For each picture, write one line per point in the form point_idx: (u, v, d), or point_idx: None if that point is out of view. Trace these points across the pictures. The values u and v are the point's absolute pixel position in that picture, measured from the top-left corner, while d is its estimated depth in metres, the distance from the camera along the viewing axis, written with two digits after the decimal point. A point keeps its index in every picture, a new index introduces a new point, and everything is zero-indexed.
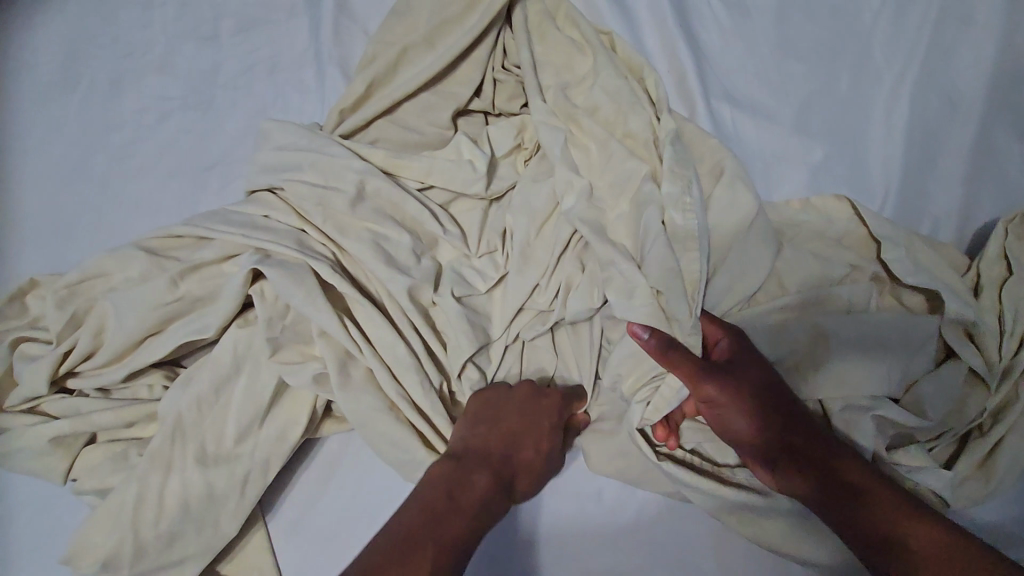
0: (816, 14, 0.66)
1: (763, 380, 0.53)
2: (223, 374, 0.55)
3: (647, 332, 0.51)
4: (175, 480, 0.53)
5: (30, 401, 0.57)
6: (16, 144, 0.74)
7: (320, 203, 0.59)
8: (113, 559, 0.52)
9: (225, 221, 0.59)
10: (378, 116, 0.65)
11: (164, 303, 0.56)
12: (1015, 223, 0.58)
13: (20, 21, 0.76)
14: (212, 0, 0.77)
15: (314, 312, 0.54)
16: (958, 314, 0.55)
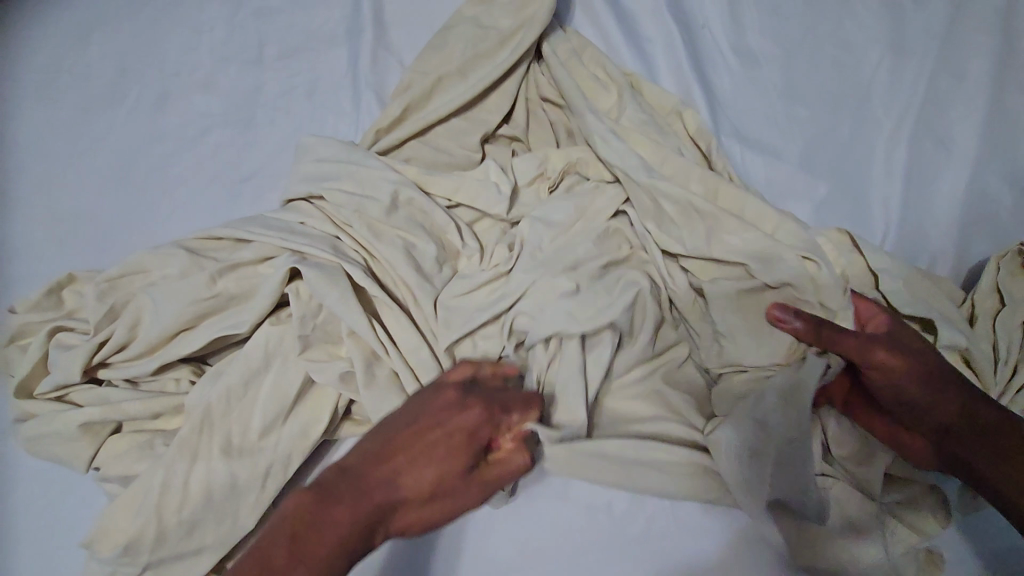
0: (820, 65, 0.72)
1: (931, 357, 0.55)
2: (253, 367, 0.58)
3: (794, 316, 0.57)
4: (201, 468, 0.56)
5: (61, 389, 0.60)
6: (60, 148, 0.78)
7: (358, 211, 0.63)
8: (134, 544, 0.54)
9: (264, 226, 0.63)
10: (411, 137, 0.70)
11: (200, 300, 0.60)
12: (1007, 259, 0.61)
13: (79, 40, 0.82)
14: (259, 28, 0.83)
15: (344, 313, 0.57)
16: (951, 341, 0.58)
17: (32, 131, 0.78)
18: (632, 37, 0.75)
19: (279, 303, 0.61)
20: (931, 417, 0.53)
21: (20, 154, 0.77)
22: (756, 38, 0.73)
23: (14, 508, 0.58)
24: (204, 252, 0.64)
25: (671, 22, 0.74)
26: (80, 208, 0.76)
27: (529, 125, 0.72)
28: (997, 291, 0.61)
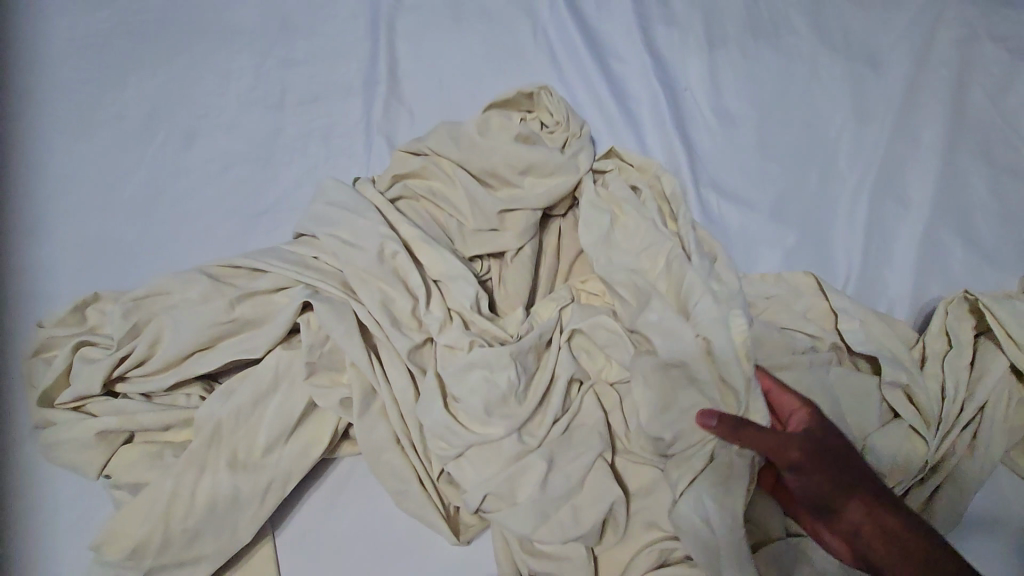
0: (790, 127, 0.79)
1: (841, 453, 0.56)
2: (262, 389, 0.63)
3: (714, 419, 0.57)
4: (208, 479, 0.61)
5: (80, 399, 0.65)
6: (92, 179, 0.85)
7: (354, 255, 0.67)
8: (142, 547, 0.59)
9: (280, 258, 0.68)
10: (410, 194, 0.75)
11: (218, 323, 0.65)
12: (954, 303, 0.68)
13: (116, 82, 0.90)
14: (283, 77, 0.91)
15: (348, 345, 0.62)
16: (894, 377, 0.64)
17: (67, 163, 0.85)
18: (620, 98, 0.83)
19: (290, 330, 0.66)
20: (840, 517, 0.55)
21: (55, 183, 0.84)
22: (733, 104, 0.81)
23: (31, 509, 0.63)
24: (225, 279, 0.69)
25: (657, 86, 0.82)
26: (106, 234, 0.82)
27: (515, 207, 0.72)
28: (945, 333, 0.67)
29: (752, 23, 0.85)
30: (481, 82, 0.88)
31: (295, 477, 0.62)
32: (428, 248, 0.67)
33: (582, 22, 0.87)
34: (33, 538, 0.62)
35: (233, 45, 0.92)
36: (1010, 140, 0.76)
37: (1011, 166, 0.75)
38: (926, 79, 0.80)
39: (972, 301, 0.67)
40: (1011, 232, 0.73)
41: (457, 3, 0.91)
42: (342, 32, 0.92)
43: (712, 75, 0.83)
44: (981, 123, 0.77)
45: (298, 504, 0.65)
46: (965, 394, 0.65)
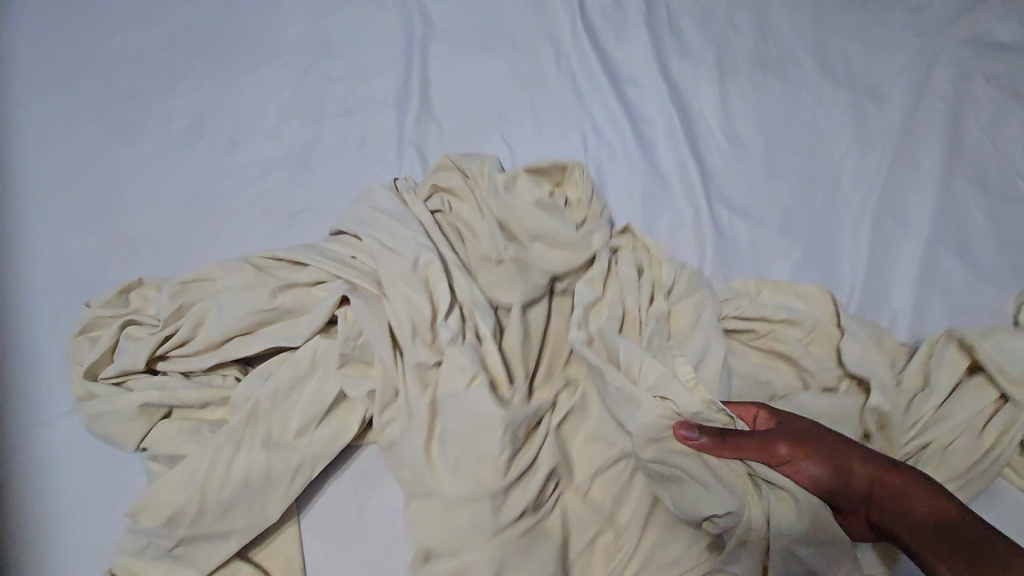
0: (798, 149, 0.85)
1: (823, 434, 0.61)
2: (299, 373, 0.65)
3: (696, 432, 0.60)
4: (243, 457, 0.63)
5: (121, 375, 0.68)
6: (140, 176, 0.90)
7: (389, 256, 0.70)
8: (178, 515, 0.61)
9: (321, 254, 0.73)
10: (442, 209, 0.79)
11: (260, 310, 0.69)
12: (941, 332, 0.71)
13: (167, 90, 0.97)
14: (321, 90, 0.97)
15: (377, 341, 0.65)
16: (877, 405, 0.66)
17: (119, 161, 0.91)
18: (638, 120, 0.88)
19: (327, 322, 0.70)
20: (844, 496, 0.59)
21: (106, 179, 0.89)
22: (744, 129, 0.87)
23: (75, 477, 0.67)
24: (267, 269, 0.74)
25: (672, 109, 0.88)
26: (150, 227, 0.86)
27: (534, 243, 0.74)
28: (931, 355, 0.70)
29: (760, 57, 0.91)
30: (507, 101, 0.93)
31: (325, 460, 0.64)
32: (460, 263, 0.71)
33: (602, 51, 0.94)
34: (78, 504, 0.66)
35: (276, 61, 0.99)
36: (1004, 167, 0.81)
37: (1006, 191, 0.80)
38: (924, 110, 0.85)
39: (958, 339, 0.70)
40: (1007, 251, 0.77)
41: (486, 31, 0.98)
42: (378, 52, 0.98)
43: (723, 102, 0.89)
44: (976, 152, 0.82)
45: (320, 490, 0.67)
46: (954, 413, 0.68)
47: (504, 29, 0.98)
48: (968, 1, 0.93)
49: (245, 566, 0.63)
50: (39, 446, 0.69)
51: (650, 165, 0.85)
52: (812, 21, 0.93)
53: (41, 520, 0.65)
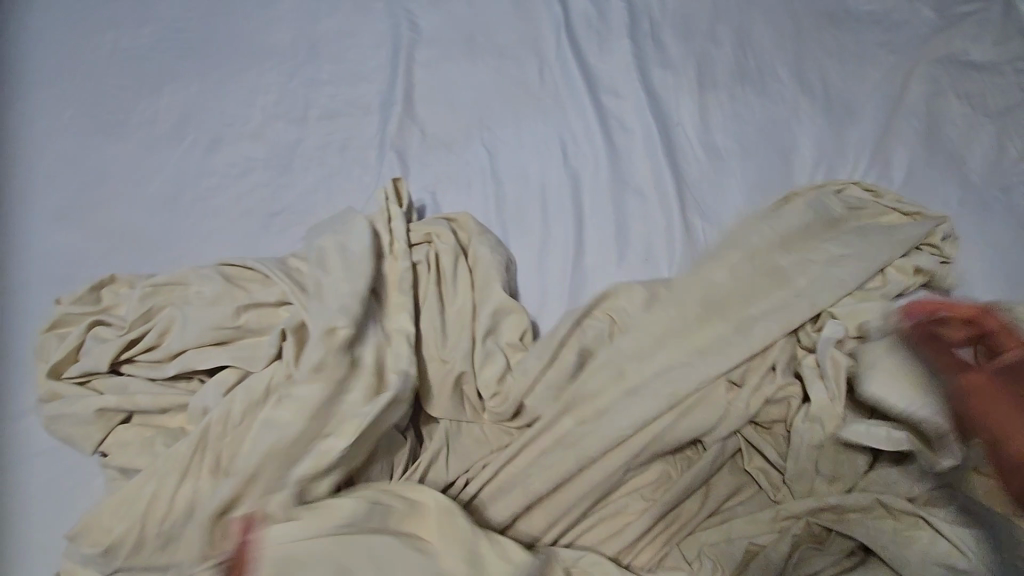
0: (772, 163, 0.86)
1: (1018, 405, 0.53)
2: (253, 400, 0.61)
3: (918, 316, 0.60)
4: (189, 484, 0.59)
5: (86, 375, 0.67)
6: (121, 176, 0.90)
7: (350, 279, 0.64)
8: (116, 546, 0.57)
9: (286, 271, 0.69)
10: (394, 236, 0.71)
11: (224, 327, 0.65)
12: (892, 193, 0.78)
13: (153, 90, 0.98)
14: (306, 94, 0.98)
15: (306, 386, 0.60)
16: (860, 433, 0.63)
17: (100, 159, 0.91)
18: (617, 131, 0.90)
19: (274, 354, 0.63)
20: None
21: (87, 178, 0.90)
22: (722, 141, 0.88)
23: (36, 475, 0.66)
24: (238, 281, 0.71)
25: (651, 119, 0.89)
26: (128, 225, 0.87)
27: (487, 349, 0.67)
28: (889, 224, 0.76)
29: (739, 70, 0.93)
30: (491, 109, 0.93)
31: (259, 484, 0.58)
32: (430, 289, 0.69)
33: (583, 62, 0.95)
34: (37, 508, 0.65)
35: (263, 65, 1.00)
36: (975, 182, 0.82)
37: (978, 206, 0.80)
38: (897, 128, 0.87)
39: None
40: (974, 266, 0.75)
41: (472, 40, 0.99)
42: (365, 58, 0.99)
43: (702, 114, 0.90)
44: (946, 167, 0.83)
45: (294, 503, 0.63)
46: None
47: (490, 39, 0.99)
48: (946, 20, 0.94)
49: None
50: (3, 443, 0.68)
51: (626, 174, 0.86)
52: (792, 37, 0.95)
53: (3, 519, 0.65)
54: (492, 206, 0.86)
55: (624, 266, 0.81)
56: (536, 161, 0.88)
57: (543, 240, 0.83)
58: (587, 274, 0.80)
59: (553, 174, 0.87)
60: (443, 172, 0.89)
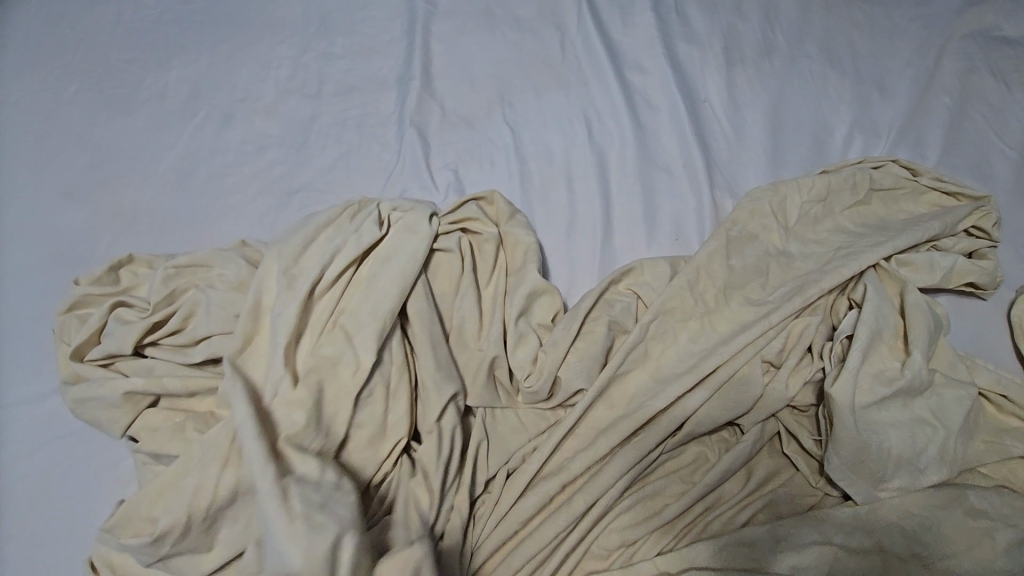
0: (802, 141, 0.84)
1: None
2: None
3: None
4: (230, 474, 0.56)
5: (110, 357, 0.66)
6: (132, 152, 0.87)
7: (387, 266, 0.63)
8: (163, 535, 0.55)
9: None
10: (411, 217, 0.66)
11: None
12: (932, 171, 0.75)
13: (161, 65, 0.94)
14: (320, 69, 0.94)
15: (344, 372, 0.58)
16: (920, 411, 0.58)
17: (110, 135, 0.89)
18: (643, 108, 0.87)
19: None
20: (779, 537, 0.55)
21: (99, 154, 0.87)
22: (750, 118, 0.86)
23: (59, 460, 0.64)
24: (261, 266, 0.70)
25: (678, 96, 0.87)
26: (142, 203, 0.84)
27: (509, 324, 0.64)
28: (927, 204, 0.74)
29: (767, 45, 0.90)
30: (511, 85, 0.91)
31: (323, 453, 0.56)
32: (456, 267, 0.67)
33: (606, 36, 0.92)
34: (63, 494, 0.63)
35: (273, 38, 0.97)
36: (1011, 161, 0.80)
37: (1014, 185, 0.78)
38: (929, 104, 0.84)
39: (984, 337, 0.67)
40: (1015, 243, 0.73)
41: (490, 12, 0.96)
42: (378, 31, 0.96)
43: (730, 91, 0.87)
44: (980, 145, 0.82)
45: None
46: (1003, 404, 0.61)
47: (507, 12, 0.96)
48: None
49: None
50: (25, 425, 0.66)
51: (653, 151, 0.84)
52: (820, 11, 0.92)
53: (25, 505, 0.62)
54: (516, 183, 0.84)
55: (653, 247, 0.79)
56: (559, 138, 0.86)
57: (570, 219, 0.81)
58: (616, 253, 0.79)
59: (578, 152, 0.85)
60: (464, 150, 0.87)
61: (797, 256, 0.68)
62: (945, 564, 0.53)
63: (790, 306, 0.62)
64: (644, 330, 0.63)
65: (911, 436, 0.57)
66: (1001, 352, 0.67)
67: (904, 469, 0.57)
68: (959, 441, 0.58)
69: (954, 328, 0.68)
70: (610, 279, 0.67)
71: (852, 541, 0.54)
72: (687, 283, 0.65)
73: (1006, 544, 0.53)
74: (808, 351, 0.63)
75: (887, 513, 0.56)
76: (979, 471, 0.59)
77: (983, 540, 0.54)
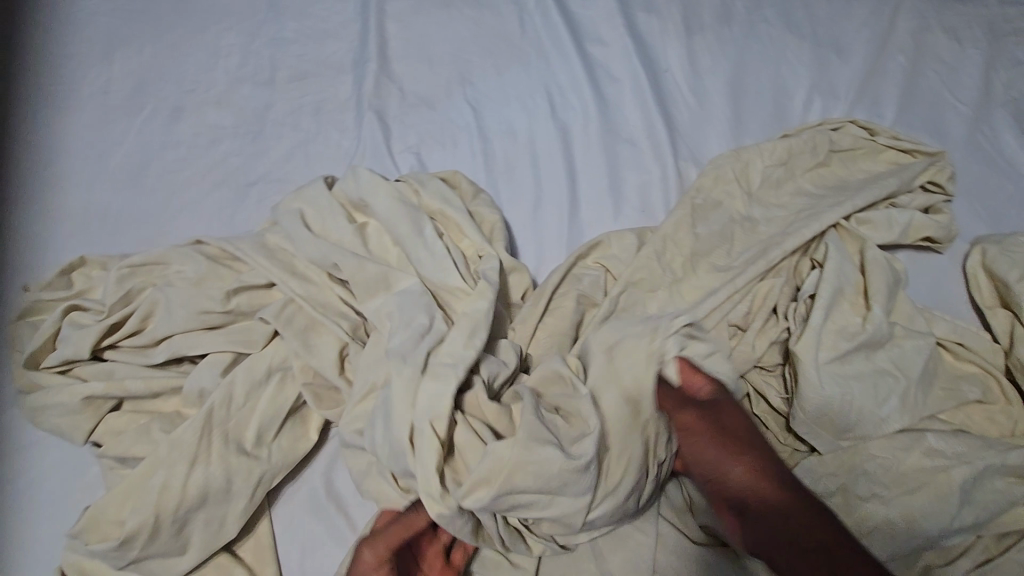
0: (763, 106, 0.84)
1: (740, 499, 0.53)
2: (255, 380, 0.59)
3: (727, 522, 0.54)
4: (200, 471, 0.56)
5: (67, 363, 0.64)
6: (78, 150, 0.84)
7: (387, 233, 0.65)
8: (132, 538, 0.54)
9: (269, 254, 0.65)
10: (385, 190, 0.65)
11: (214, 312, 0.62)
12: (889, 129, 0.76)
13: (102, 57, 0.90)
14: (272, 55, 0.91)
15: (321, 359, 0.60)
16: (883, 365, 0.60)
17: (53, 133, 0.85)
18: (605, 81, 0.86)
19: (272, 334, 0.62)
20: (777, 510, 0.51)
21: (41, 153, 0.83)
22: (712, 86, 0.86)
23: (18, 472, 0.62)
24: (221, 261, 0.68)
25: (640, 67, 0.86)
26: (92, 203, 0.81)
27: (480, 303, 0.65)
28: (885, 161, 0.75)
29: (725, 13, 0.90)
30: (471, 63, 0.89)
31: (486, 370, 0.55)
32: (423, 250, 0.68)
33: (565, 8, 0.91)
34: (22, 506, 0.61)
35: (221, 25, 0.93)
36: (964, 117, 0.82)
37: (968, 141, 0.80)
38: (885, 64, 0.85)
39: (941, 287, 0.69)
40: (967, 198, 0.75)
41: None
42: (331, 14, 0.93)
43: (691, 60, 0.87)
44: (935, 102, 0.83)
45: (295, 484, 0.61)
46: (959, 350, 0.64)
47: None
48: None
49: (221, 557, 0.57)
50: None
51: (617, 123, 0.83)
52: None
53: None
54: (480, 163, 0.82)
55: (621, 219, 0.79)
56: (522, 115, 0.85)
57: (537, 196, 0.80)
58: (584, 228, 0.78)
59: (542, 128, 0.84)
60: (426, 132, 0.85)
61: (760, 220, 0.69)
62: (906, 500, 0.55)
63: (753, 269, 0.64)
64: (613, 299, 0.64)
65: (874, 388, 0.58)
66: (958, 302, 0.69)
67: (868, 419, 0.58)
68: (918, 389, 0.60)
69: (913, 282, 0.69)
70: (581, 253, 0.68)
71: (818, 486, 0.57)
72: (653, 254, 0.66)
73: (966, 485, 0.55)
74: (774, 312, 0.65)
75: (853, 459, 0.57)
76: (937, 417, 0.61)
77: (945, 482, 0.55)
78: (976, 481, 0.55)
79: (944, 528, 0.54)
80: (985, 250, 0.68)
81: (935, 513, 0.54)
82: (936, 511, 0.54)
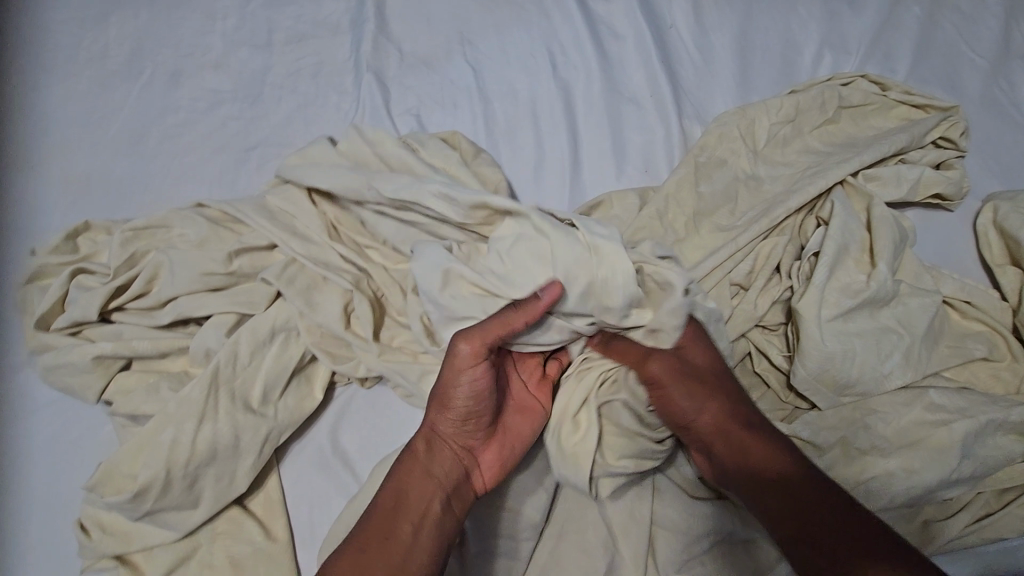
0: (772, 61, 0.82)
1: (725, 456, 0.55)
2: (259, 341, 0.60)
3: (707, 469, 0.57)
4: (209, 427, 0.57)
5: (76, 325, 0.65)
6: (77, 115, 0.83)
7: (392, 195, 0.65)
8: (146, 491, 0.56)
9: (271, 216, 0.65)
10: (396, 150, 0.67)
11: (218, 273, 0.63)
12: (902, 84, 0.74)
13: (97, 20, 0.89)
14: (268, 17, 0.89)
15: (325, 318, 0.61)
16: (886, 322, 0.59)
17: (51, 98, 0.84)
18: (608, 38, 0.84)
19: (274, 295, 0.63)
20: (775, 475, 0.52)
21: (41, 118, 0.83)
22: (719, 42, 0.83)
23: (34, 431, 0.64)
24: (223, 224, 0.68)
25: (644, 23, 0.83)
26: (94, 168, 0.81)
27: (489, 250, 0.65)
28: (895, 118, 0.73)
29: None
30: (470, 22, 0.87)
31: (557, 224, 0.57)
32: None
33: None
34: (39, 464, 0.62)
35: None
36: (980, 70, 0.79)
37: (983, 96, 0.77)
38: (900, 16, 0.82)
39: (951, 245, 0.68)
40: (980, 155, 0.73)
41: None
42: None
43: (697, 15, 0.84)
44: (951, 56, 0.80)
45: (303, 439, 0.62)
46: (965, 308, 0.63)
47: None
48: None
49: (232, 510, 0.59)
50: None
51: (620, 81, 0.81)
52: None
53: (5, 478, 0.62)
54: (481, 124, 0.81)
55: (623, 179, 0.78)
56: (523, 75, 0.83)
57: (538, 157, 0.79)
58: (586, 189, 0.77)
59: (544, 87, 0.82)
60: (426, 94, 0.83)
61: (765, 178, 0.68)
62: (905, 454, 0.55)
63: (756, 227, 0.63)
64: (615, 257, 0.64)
65: (877, 344, 0.58)
66: (967, 260, 0.68)
67: (869, 376, 0.58)
68: (922, 346, 0.60)
69: (922, 241, 0.68)
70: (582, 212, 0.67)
71: (817, 436, 0.57)
72: (655, 214, 0.65)
73: (967, 440, 0.55)
74: (777, 271, 0.64)
75: (855, 414, 0.57)
76: (941, 375, 0.61)
77: (946, 437, 0.55)
78: (977, 437, 0.55)
79: (942, 482, 0.54)
80: (996, 208, 0.66)
81: (936, 467, 0.54)
82: (936, 467, 0.54)
